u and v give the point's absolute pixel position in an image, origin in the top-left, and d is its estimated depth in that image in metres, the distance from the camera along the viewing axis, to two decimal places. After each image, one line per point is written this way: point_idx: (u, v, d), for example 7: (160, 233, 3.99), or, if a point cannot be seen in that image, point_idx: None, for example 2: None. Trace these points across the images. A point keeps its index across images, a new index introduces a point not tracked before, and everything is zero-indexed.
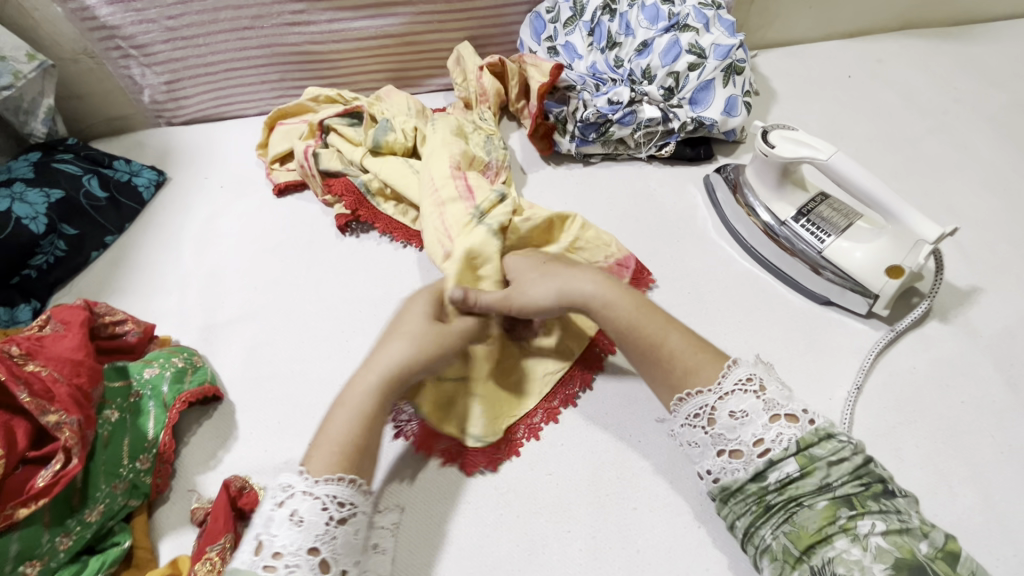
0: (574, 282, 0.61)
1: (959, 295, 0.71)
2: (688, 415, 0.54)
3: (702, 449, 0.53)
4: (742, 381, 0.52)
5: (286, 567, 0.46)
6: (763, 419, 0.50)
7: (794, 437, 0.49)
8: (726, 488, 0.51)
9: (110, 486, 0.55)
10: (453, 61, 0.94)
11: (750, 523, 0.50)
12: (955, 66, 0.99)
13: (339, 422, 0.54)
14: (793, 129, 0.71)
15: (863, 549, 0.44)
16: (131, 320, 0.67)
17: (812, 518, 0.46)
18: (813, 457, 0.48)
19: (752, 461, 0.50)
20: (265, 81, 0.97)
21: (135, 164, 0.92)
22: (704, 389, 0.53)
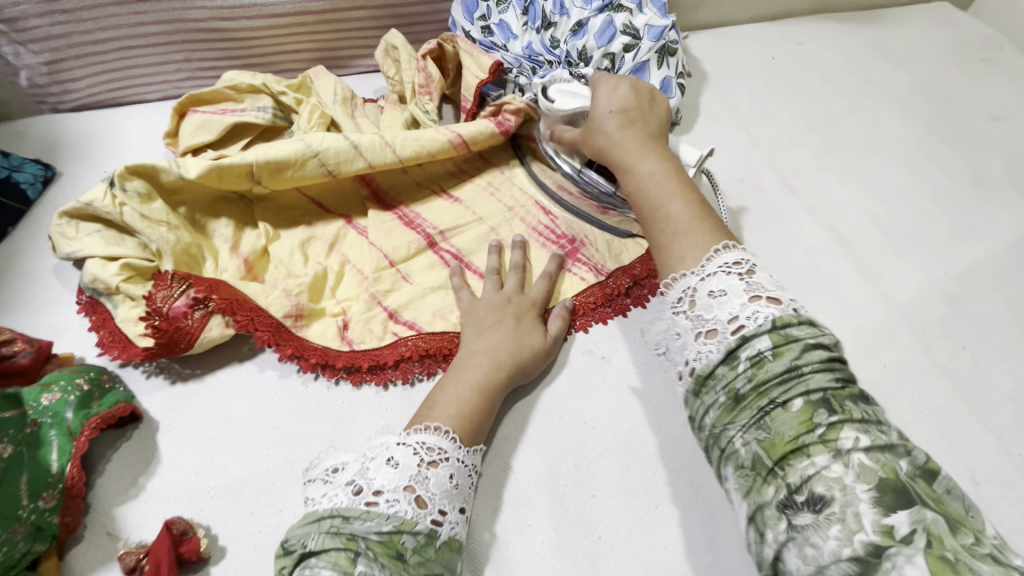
0: (635, 149, 0.63)
1: (875, 266, 0.77)
2: (676, 299, 0.51)
3: (683, 338, 0.49)
4: (728, 264, 0.50)
5: (387, 502, 0.47)
6: (742, 298, 0.46)
7: (770, 315, 0.45)
8: (701, 375, 0.46)
9: (7, 532, 0.48)
10: (381, 52, 0.89)
11: (719, 422, 0.44)
12: (866, 50, 1.05)
13: (450, 393, 0.58)
14: (570, 82, 0.76)
15: (844, 466, 0.38)
16: (19, 340, 0.59)
17: (789, 423, 0.40)
18: (789, 337, 0.43)
19: (726, 340, 0.46)
20: (168, 61, 0.88)
21: (15, 157, 0.80)
22: (685, 272, 0.52)
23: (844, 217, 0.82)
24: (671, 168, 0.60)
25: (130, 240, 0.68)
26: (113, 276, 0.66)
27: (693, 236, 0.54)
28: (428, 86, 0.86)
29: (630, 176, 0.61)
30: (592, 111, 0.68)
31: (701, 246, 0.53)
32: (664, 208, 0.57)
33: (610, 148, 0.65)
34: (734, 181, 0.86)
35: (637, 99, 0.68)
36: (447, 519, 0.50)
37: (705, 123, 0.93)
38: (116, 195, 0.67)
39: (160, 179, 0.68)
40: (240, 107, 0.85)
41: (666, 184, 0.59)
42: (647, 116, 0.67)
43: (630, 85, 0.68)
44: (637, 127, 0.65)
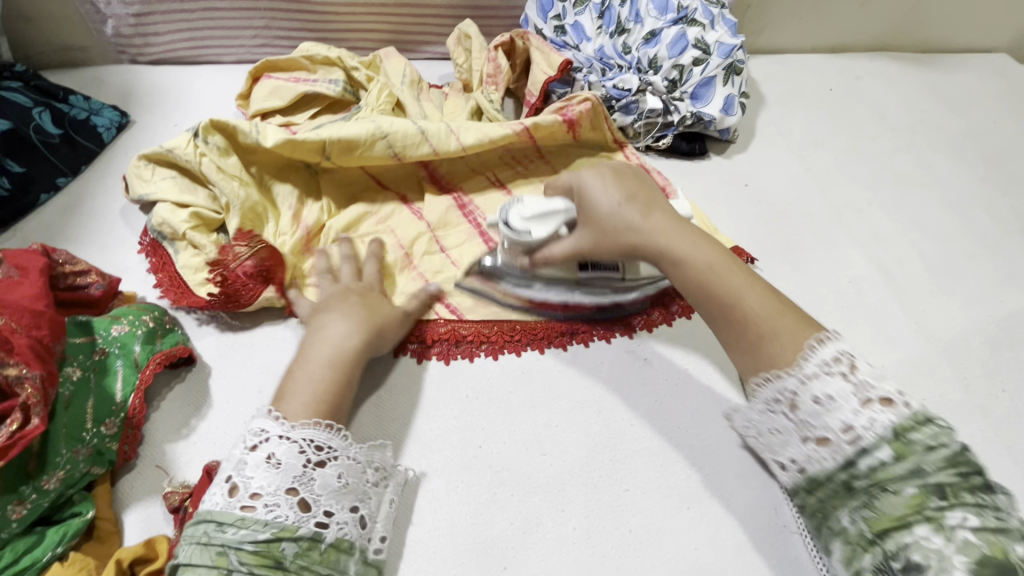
0: (674, 240, 0.57)
1: (919, 301, 0.77)
2: (768, 399, 0.52)
3: (788, 436, 0.52)
4: (827, 362, 0.49)
5: (266, 507, 0.48)
6: (855, 405, 0.47)
7: (888, 423, 0.46)
8: (812, 476, 0.51)
9: (71, 451, 0.50)
10: (453, 40, 0.91)
11: (829, 505, 0.49)
12: (923, 91, 1.06)
13: (301, 382, 0.56)
14: (523, 201, 0.65)
15: (945, 539, 0.42)
16: (94, 271, 0.61)
17: (895, 504, 0.45)
18: (909, 441, 0.45)
19: (842, 448, 0.48)
20: (247, 26, 0.90)
21: (94, 100, 0.83)
22: (782, 371, 0.50)
23: (891, 251, 0.83)
24: (720, 255, 0.57)
25: (200, 191, 0.71)
26: (182, 223, 0.69)
27: (784, 334, 0.52)
28: (496, 76, 0.88)
29: (686, 272, 0.56)
30: (596, 217, 0.61)
31: (798, 332, 0.51)
32: (739, 303, 0.54)
33: (659, 237, 0.58)
34: (785, 204, 0.87)
35: (627, 182, 0.63)
36: (333, 521, 0.50)
37: (760, 144, 0.94)
38: (199, 146, 0.70)
39: (238, 138, 0.71)
40: (312, 77, 0.87)
41: (726, 274, 0.55)
42: (649, 191, 0.63)
43: (613, 173, 0.63)
44: (657, 212, 0.60)
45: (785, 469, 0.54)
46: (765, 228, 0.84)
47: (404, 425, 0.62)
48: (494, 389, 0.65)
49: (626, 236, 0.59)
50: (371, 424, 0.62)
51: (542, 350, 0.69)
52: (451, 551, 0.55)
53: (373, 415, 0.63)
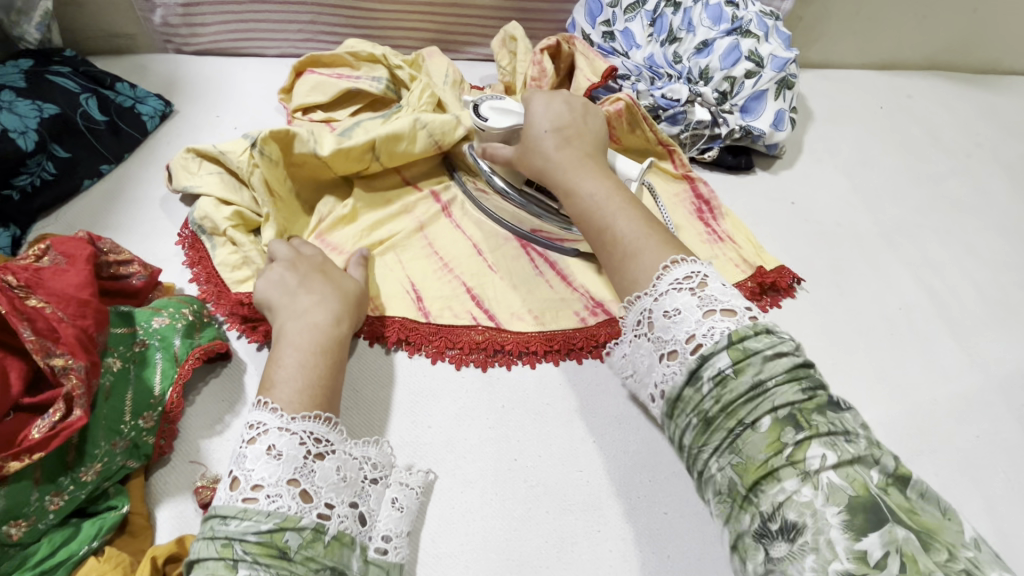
0: (574, 171, 0.62)
1: (973, 332, 0.74)
2: (633, 323, 0.53)
3: (650, 360, 0.51)
4: (679, 279, 0.51)
5: (267, 499, 0.47)
6: (696, 315, 0.48)
7: (726, 331, 0.47)
8: (670, 398, 0.49)
9: (110, 444, 0.50)
10: (499, 42, 0.90)
11: (693, 443, 0.46)
12: (977, 113, 1.03)
13: (288, 365, 0.55)
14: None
15: (813, 488, 0.39)
16: (137, 262, 0.60)
17: (758, 446, 0.42)
18: (748, 353, 0.45)
19: (686, 360, 0.48)
20: (293, 20, 0.90)
21: (139, 88, 0.83)
22: (639, 292, 0.53)
23: (943, 278, 0.79)
24: (619, 189, 0.60)
25: (244, 191, 0.72)
26: (223, 219, 0.69)
27: (644, 254, 0.54)
28: (540, 79, 0.85)
29: (574, 199, 0.60)
30: (527, 136, 0.66)
31: (660, 255, 0.54)
32: (611, 227, 0.57)
33: (569, 171, 0.62)
34: (832, 224, 0.84)
35: (568, 117, 0.66)
36: (335, 513, 0.49)
37: (807, 161, 0.91)
38: (252, 156, 0.69)
39: (292, 146, 0.70)
40: (356, 74, 0.87)
41: (613, 203, 0.59)
42: (584, 132, 0.66)
43: (562, 101, 0.67)
44: (575, 144, 0.64)
45: (654, 401, 0.52)
46: (811, 248, 0.81)
47: (439, 433, 0.61)
48: (530, 400, 0.64)
49: (535, 157, 0.64)
50: (407, 429, 0.61)
51: (579, 360, 0.67)
52: (483, 566, 0.54)
53: (408, 420, 0.62)
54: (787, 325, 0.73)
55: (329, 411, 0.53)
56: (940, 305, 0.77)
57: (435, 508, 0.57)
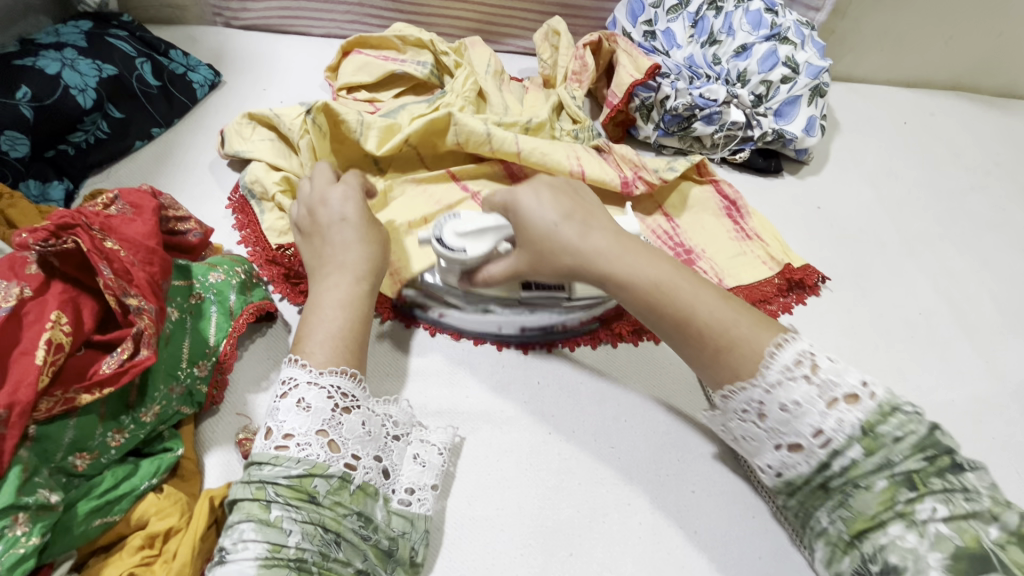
0: (626, 259, 0.56)
1: (989, 340, 0.77)
2: (737, 410, 0.51)
3: (759, 443, 0.51)
4: (788, 366, 0.48)
5: (298, 447, 0.49)
6: (821, 406, 0.47)
7: (855, 420, 0.46)
8: (790, 480, 0.50)
9: (167, 388, 0.51)
10: (541, 35, 0.93)
11: (806, 506, 0.50)
12: (997, 133, 1.06)
13: (321, 320, 0.56)
14: (459, 216, 0.62)
15: (919, 535, 0.43)
16: (193, 220, 0.62)
17: (869, 502, 0.46)
18: (876, 435, 0.46)
19: (815, 453, 0.48)
20: (342, 1, 0.92)
21: (191, 57, 0.85)
22: (744, 382, 0.50)
23: (962, 288, 0.82)
24: (657, 260, 0.56)
25: (294, 158, 0.74)
26: (273, 185, 0.71)
27: (749, 336, 0.51)
28: (581, 74, 0.89)
29: (632, 292, 0.55)
30: (532, 234, 0.58)
31: (762, 336, 0.51)
32: (691, 312, 0.53)
33: (615, 253, 0.56)
34: (856, 230, 0.87)
35: (565, 199, 0.60)
36: (361, 464, 0.51)
37: (833, 169, 0.94)
38: (305, 123, 0.73)
39: (342, 126, 0.75)
40: (401, 57, 0.89)
41: (653, 282, 0.54)
42: (590, 208, 0.60)
43: (550, 189, 0.60)
44: (598, 229, 0.58)
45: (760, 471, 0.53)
46: (836, 251, 0.84)
47: (477, 403, 0.63)
48: (565, 378, 0.66)
49: (583, 270, 0.57)
50: (443, 396, 0.63)
51: (613, 343, 0.68)
52: (516, 531, 0.56)
53: (446, 388, 0.64)
54: (812, 321, 0.75)
55: (357, 367, 0.54)
56: (958, 312, 0.79)
57: (470, 473, 0.58)
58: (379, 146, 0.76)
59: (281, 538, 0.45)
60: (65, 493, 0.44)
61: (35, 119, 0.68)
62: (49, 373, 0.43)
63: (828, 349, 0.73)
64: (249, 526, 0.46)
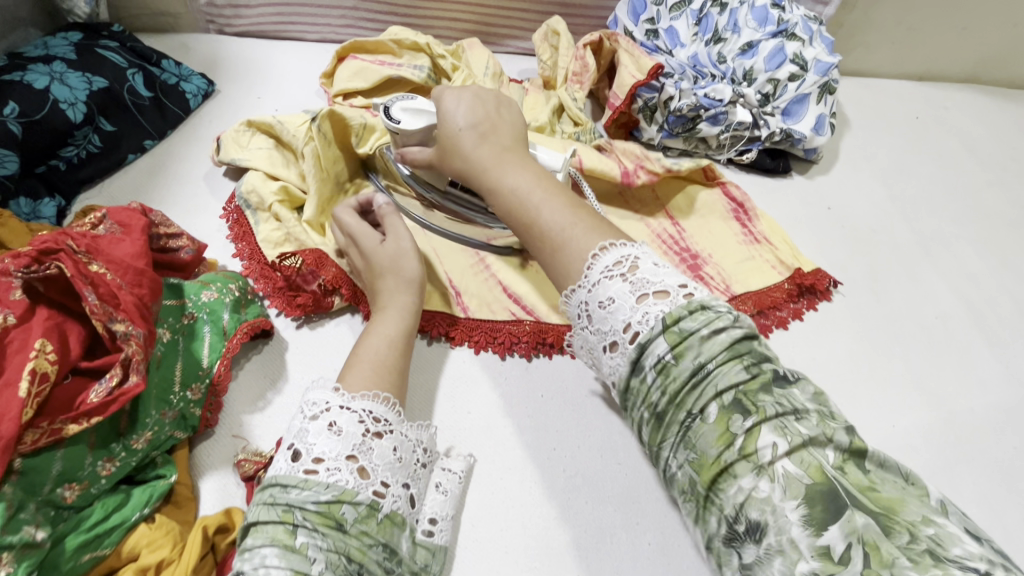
0: (501, 164, 0.57)
1: (1009, 344, 0.74)
2: (579, 306, 0.48)
3: (597, 348, 0.47)
4: (607, 267, 0.47)
5: (328, 471, 0.46)
6: (630, 302, 0.45)
7: (659, 315, 0.43)
8: (621, 388, 0.45)
9: (159, 413, 0.50)
10: (541, 36, 0.90)
11: (654, 442, 0.43)
12: (1013, 127, 1.02)
13: (371, 347, 0.56)
14: (413, 98, 0.68)
15: (770, 481, 0.36)
16: (185, 236, 0.60)
17: (710, 439, 0.39)
18: (683, 334, 0.42)
19: (625, 350, 0.44)
20: (336, 6, 0.90)
21: (184, 66, 0.84)
22: (573, 285, 0.49)
23: (979, 289, 0.79)
24: (543, 174, 0.56)
25: (291, 167, 0.72)
26: (270, 195, 0.69)
27: (572, 242, 0.50)
28: (581, 75, 0.87)
29: (501, 198, 0.55)
30: (456, 149, 0.60)
31: (588, 241, 0.50)
32: (536, 217, 0.53)
33: (479, 167, 0.58)
34: (868, 230, 0.84)
35: (483, 108, 0.61)
36: (390, 492, 0.48)
37: (843, 168, 0.91)
38: (310, 129, 0.70)
39: (348, 130, 0.72)
40: (398, 62, 0.87)
41: (535, 187, 0.54)
42: (499, 125, 0.60)
43: (473, 96, 0.62)
44: (500, 131, 0.60)
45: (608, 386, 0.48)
46: (847, 253, 0.81)
47: (480, 420, 0.61)
48: (570, 392, 0.64)
49: (464, 162, 0.59)
50: (449, 414, 0.61)
51: None
52: (522, 554, 0.54)
53: (448, 405, 0.62)
54: (824, 327, 0.73)
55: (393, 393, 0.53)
56: (977, 314, 0.77)
57: (474, 495, 0.57)
58: (375, 150, 0.74)
59: (305, 567, 0.42)
60: (54, 527, 0.43)
61: (24, 135, 0.66)
62: (34, 405, 0.42)
63: (842, 356, 0.71)
64: (271, 551, 0.42)
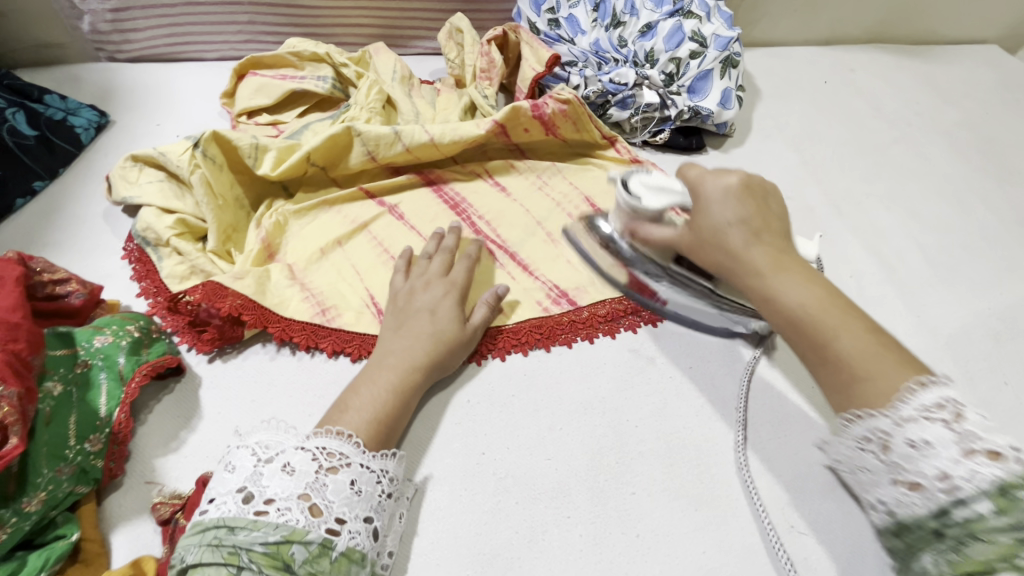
0: (784, 275, 0.49)
1: (919, 295, 0.77)
2: (858, 437, 0.44)
3: (874, 478, 0.43)
4: (928, 407, 0.40)
5: (277, 512, 0.45)
6: (955, 454, 0.38)
7: (993, 477, 0.37)
8: (900, 521, 0.42)
9: (53, 470, 0.48)
10: (445, 34, 0.89)
11: (918, 553, 0.40)
12: (916, 82, 1.06)
13: (365, 396, 0.56)
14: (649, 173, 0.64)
15: (1021, 573, 0.36)
16: (74, 280, 0.58)
17: (982, 549, 0.37)
18: (1017, 498, 0.36)
19: (937, 497, 0.39)
20: (231, 21, 0.88)
21: (72, 100, 0.80)
22: (871, 411, 0.43)
23: (889, 244, 0.82)
24: (829, 295, 0.48)
25: (188, 197, 0.70)
26: (166, 229, 0.66)
27: (881, 375, 0.43)
28: (489, 71, 0.85)
29: (779, 310, 0.49)
30: (702, 221, 0.54)
31: (899, 372, 0.43)
32: (833, 340, 0.45)
33: (768, 275, 0.50)
34: (783, 198, 0.86)
35: (750, 203, 0.53)
36: (346, 527, 0.47)
37: (756, 138, 0.93)
38: (194, 157, 0.68)
39: (237, 152, 0.70)
40: (300, 74, 0.85)
41: (828, 313, 0.46)
42: (769, 216, 0.53)
43: (741, 188, 0.53)
44: (771, 236, 0.52)
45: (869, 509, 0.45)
46: None
47: (406, 433, 0.61)
48: (496, 393, 0.64)
49: (717, 253, 0.53)
50: None
51: (547, 348, 0.68)
52: (454, 563, 0.54)
53: None
54: None
55: (359, 433, 0.53)
56: (888, 268, 0.79)
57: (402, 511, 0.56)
58: (275, 167, 0.72)
59: None
60: None
61: None
62: None
63: None
64: None
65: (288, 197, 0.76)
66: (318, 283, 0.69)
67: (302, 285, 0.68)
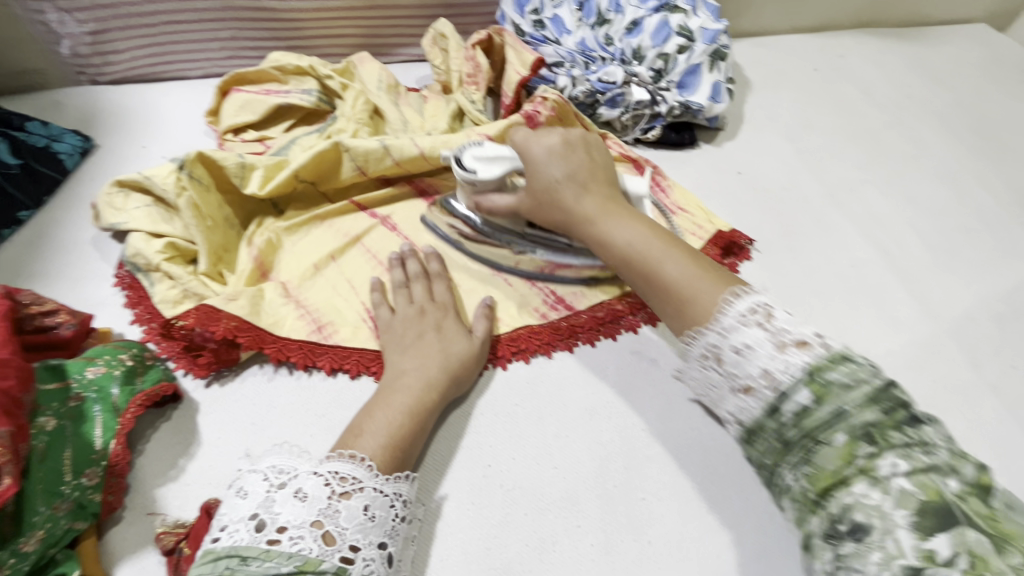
0: (610, 216, 0.60)
1: (921, 281, 0.76)
2: (700, 356, 0.49)
3: (721, 391, 0.49)
4: (747, 314, 0.47)
5: (290, 541, 0.44)
6: (770, 351, 0.45)
7: (803, 364, 0.43)
8: (748, 427, 0.47)
9: (50, 508, 0.47)
10: (429, 41, 0.88)
11: (774, 462, 0.46)
12: (906, 65, 1.05)
13: (380, 421, 0.55)
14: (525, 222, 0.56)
15: (883, 492, 0.38)
16: (63, 311, 0.57)
17: (831, 457, 0.41)
18: (827, 382, 0.43)
19: (764, 396, 0.45)
20: (211, 38, 0.87)
21: (55, 126, 0.79)
22: (703, 328, 0.49)
23: (888, 231, 0.81)
24: (651, 228, 0.58)
25: (177, 220, 0.69)
26: (156, 253, 0.65)
27: (703, 293, 0.50)
28: (475, 76, 0.85)
29: (657, 274, 0.54)
30: (535, 183, 0.63)
31: (717, 290, 0.50)
32: (660, 270, 0.54)
33: (609, 228, 0.59)
34: (780, 189, 0.85)
35: (575, 156, 0.64)
36: (360, 555, 0.46)
37: (749, 130, 0.92)
38: (180, 179, 0.67)
39: (224, 173, 0.70)
40: (285, 88, 0.84)
41: (647, 247, 0.56)
42: (594, 166, 0.64)
43: (562, 140, 0.64)
44: (600, 188, 0.62)
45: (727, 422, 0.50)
46: (761, 214, 0.82)
47: None
48: (498, 404, 0.63)
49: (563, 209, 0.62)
50: None
51: (549, 355, 0.67)
52: None
53: None
54: None
55: (369, 452, 0.51)
56: (889, 255, 0.78)
57: None
58: (262, 186, 0.71)
59: None
60: None
61: None
62: None
63: None
64: None
65: (279, 214, 0.75)
66: (315, 303, 0.68)
67: (297, 302, 0.67)
